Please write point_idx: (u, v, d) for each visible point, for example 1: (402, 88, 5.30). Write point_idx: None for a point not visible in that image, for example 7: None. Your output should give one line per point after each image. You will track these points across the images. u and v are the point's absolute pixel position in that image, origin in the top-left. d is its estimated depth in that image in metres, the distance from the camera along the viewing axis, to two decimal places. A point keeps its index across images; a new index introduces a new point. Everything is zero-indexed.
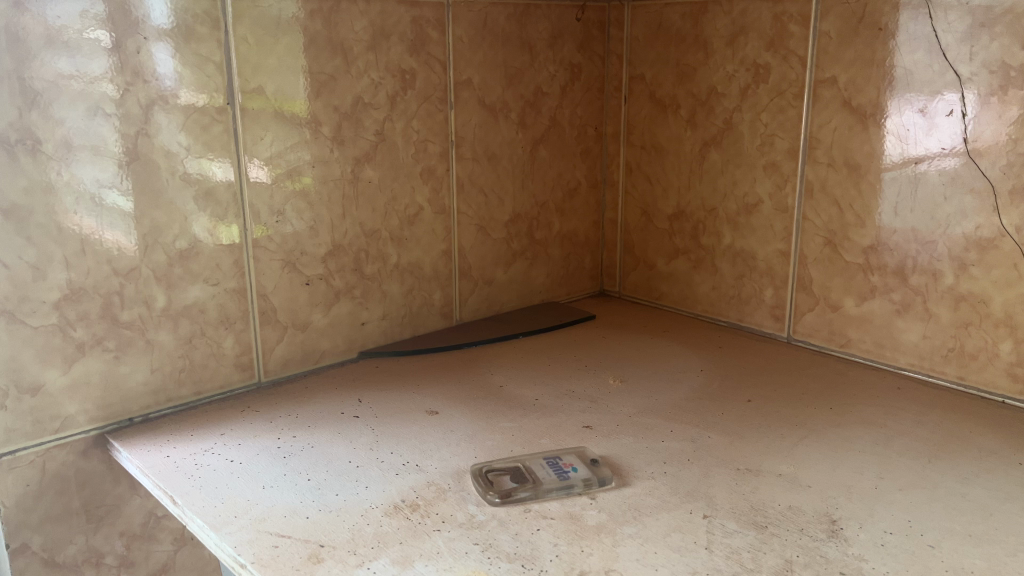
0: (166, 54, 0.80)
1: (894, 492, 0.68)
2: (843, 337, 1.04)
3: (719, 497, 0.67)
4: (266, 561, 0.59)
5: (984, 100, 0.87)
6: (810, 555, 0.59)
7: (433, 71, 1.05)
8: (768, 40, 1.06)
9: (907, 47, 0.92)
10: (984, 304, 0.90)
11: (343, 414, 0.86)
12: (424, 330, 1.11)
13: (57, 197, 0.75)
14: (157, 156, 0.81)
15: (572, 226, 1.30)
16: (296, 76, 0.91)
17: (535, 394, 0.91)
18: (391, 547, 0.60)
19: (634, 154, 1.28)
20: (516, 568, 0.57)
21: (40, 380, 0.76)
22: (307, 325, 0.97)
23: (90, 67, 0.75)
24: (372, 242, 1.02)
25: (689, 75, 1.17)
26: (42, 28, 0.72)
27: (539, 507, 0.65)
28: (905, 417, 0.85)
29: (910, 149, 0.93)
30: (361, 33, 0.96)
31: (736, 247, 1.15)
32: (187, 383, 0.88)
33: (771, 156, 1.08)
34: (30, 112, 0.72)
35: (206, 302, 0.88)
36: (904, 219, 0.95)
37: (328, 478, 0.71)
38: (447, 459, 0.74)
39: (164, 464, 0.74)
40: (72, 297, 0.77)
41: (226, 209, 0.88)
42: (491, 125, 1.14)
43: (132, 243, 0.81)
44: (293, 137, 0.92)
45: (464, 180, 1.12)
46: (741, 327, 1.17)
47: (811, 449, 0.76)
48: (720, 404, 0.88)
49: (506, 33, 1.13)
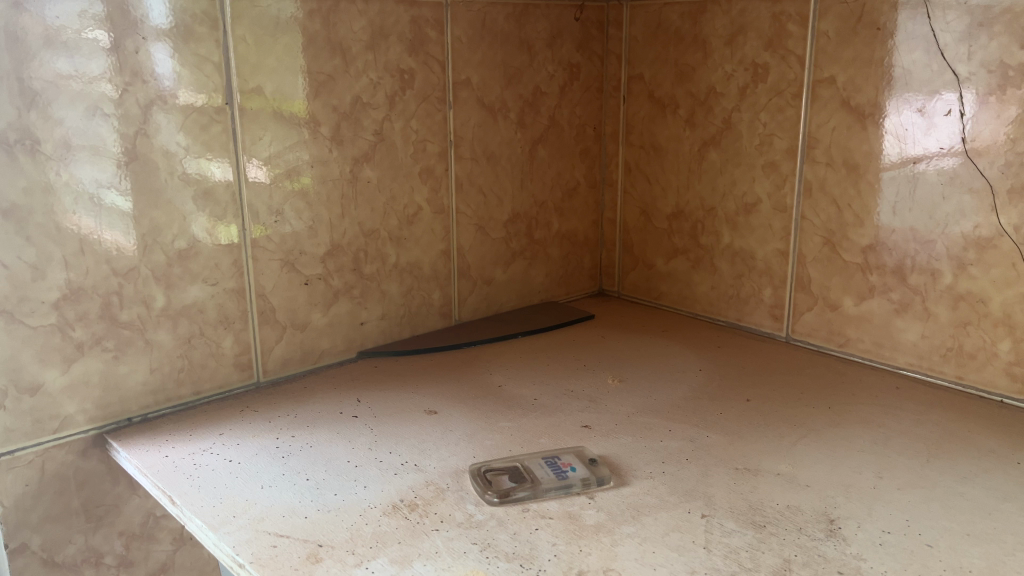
0: (165, 54, 0.80)
1: (892, 491, 0.68)
2: (841, 337, 1.04)
3: (718, 496, 0.67)
4: (264, 560, 0.59)
5: (982, 100, 0.87)
6: (809, 554, 0.59)
7: (431, 71, 1.05)
8: (766, 39, 1.06)
9: (906, 46, 0.92)
10: (982, 303, 0.90)
11: (342, 413, 0.86)
12: (423, 329, 1.11)
13: (56, 197, 0.75)
14: (156, 156, 0.81)
15: (571, 226, 1.30)
16: (295, 76, 0.91)
17: (534, 394, 0.91)
18: (390, 547, 0.60)
19: (633, 153, 1.28)
20: (515, 567, 0.57)
21: (39, 380, 0.76)
22: (306, 324, 0.97)
23: (89, 67, 0.75)
24: (371, 241, 1.02)
25: (687, 75, 1.17)
26: (41, 29, 0.72)
27: (538, 507, 0.65)
28: (904, 416, 0.85)
29: (909, 149, 0.93)
30: (360, 33, 0.96)
31: (735, 246, 1.15)
32: (186, 383, 0.88)
33: (770, 156, 1.08)
34: (28, 112, 0.72)
35: (205, 301, 0.88)
36: (903, 218, 0.95)
37: (326, 477, 0.71)
38: (446, 458, 0.74)
39: (163, 463, 0.74)
40: (72, 297, 0.77)
41: (225, 209, 0.88)
42: (490, 124, 1.14)
43: (131, 243, 0.81)
44: (292, 137, 0.92)
45: (463, 180, 1.12)
46: (740, 326, 1.17)
47: (810, 449, 0.76)
48: (719, 404, 0.88)
49: (505, 33, 1.13)
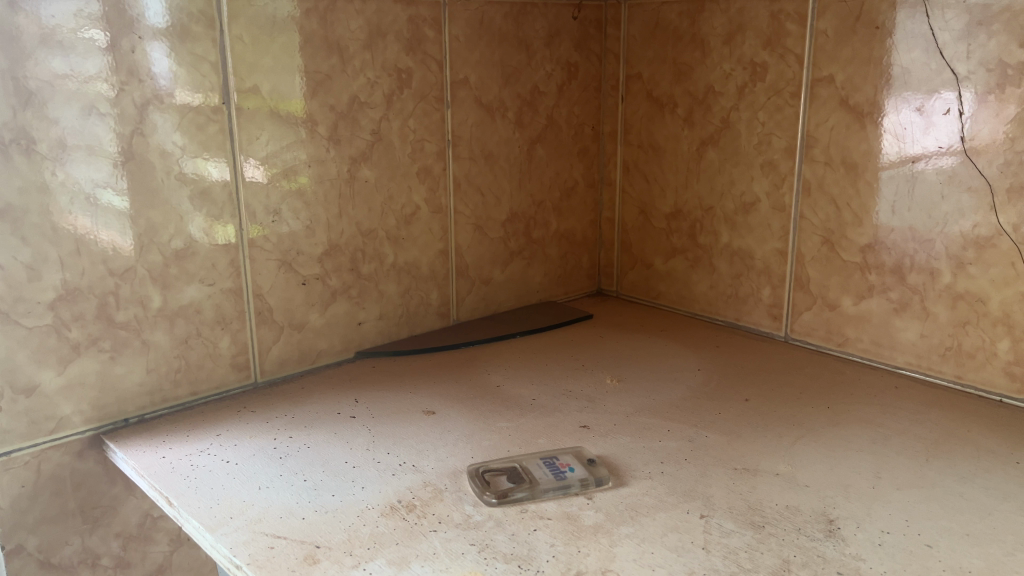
0: (161, 54, 0.80)
1: (891, 491, 0.68)
2: (840, 336, 1.04)
3: (716, 497, 0.67)
4: (261, 562, 0.58)
5: (981, 99, 0.86)
6: (807, 555, 0.59)
7: (429, 70, 1.04)
8: (765, 38, 1.06)
9: (905, 45, 0.92)
10: (981, 303, 0.90)
11: (340, 414, 0.85)
12: (421, 330, 1.11)
13: (51, 197, 0.75)
14: (152, 156, 0.81)
15: (569, 225, 1.30)
16: (292, 76, 0.91)
17: (533, 394, 0.91)
18: (388, 548, 0.60)
19: (631, 153, 1.28)
20: (512, 568, 0.57)
21: (35, 381, 0.76)
22: (304, 325, 0.97)
23: (84, 67, 0.75)
24: (368, 241, 1.02)
25: (686, 74, 1.17)
26: (37, 28, 0.72)
27: (536, 508, 0.65)
28: (902, 416, 0.85)
29: (907, 148, 0.93)
30: (357, 32, 0.96)
31: (733, 246, 1.15)
32: (183, 383, 0.87)
33: (769, 155, 1.08)
34: (24, 112, 0.72)
35: (202, 302, 0.87)
36: (901, 218, 0.95)
37: (324, 478, 0.71)
38: (444, 459, 0.74)
39: (159, 464, 0.74)
40: (68, 297, 0.77)
41: (222, 209, 0.87)
42: (487, 123, 1.14)
43: (127, 243, 0.80)
44: (288, 137, 0.92)
45: (461, 180, 1.12)
46: (738, 326, 1.16)
47: (809, 449, 0.76)
48: (717, 403, 0.88)
49: (502, 32, 1.13)
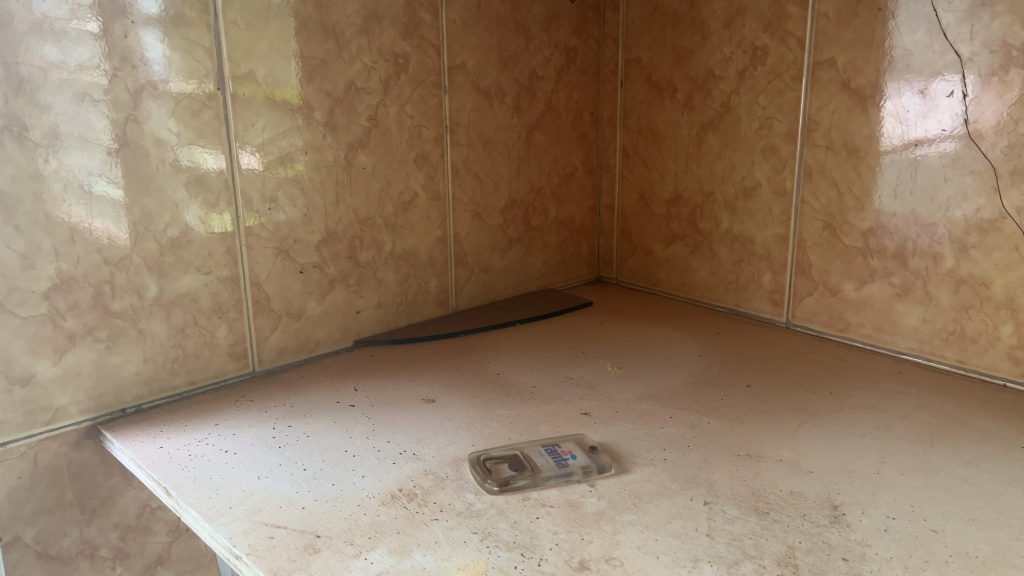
0: (155, 39, 0.79)
1: (897, 477, 0.68)
2: (842, 321, 1.03)
3: (719, 483, 0.66)
4: (261, 551, 0.58)
5: (984, 81, 0.85)
6: (812, 541, 0.58)
7: (426, 55, 1.03)
8: (766, 22, 1.05)
9: (907, 26, 0.90)
10: (984, 287, 0.89)
11: (339, 403, 0.85)
12: (420, 319, 1.10)
13: (45, 184, 0.73)
14: (146, 143, 0.80)
15: (568, 211, 1.29)
16: (287, 61, 0.89)
17: (533, 382, 0.90)
18: (389, 538, 0.59)
19: (630, 138, 1.27)
20: (515, 557, 0.56)
21: (31, 371, 0.75)
22: (302, 313, 0.96)
23: (76, 54, 0.74)
24: (366, 228, 1.01)
25: (686, 57, 1.16)
26: (28, 15, 0.70)
27: (538, 496, 0.65)
28: (906, 401, 0.84)
29: (910, 132, 0.92)
30: (353, 17, 0.94)
31: (734, 231, 1.14)
32: (180, 373, 0.87)
33: (770, 139, 1.07)
34: (16, 98, 0.71)
35: (199, 291, 0.86)
36: (904, 202, 0.94)
37: (324, 467, 0.70)
38: (445, 447, 0.73)
39: (156, 455, 0.73)
40: (63, 287, 0.76)
41: (218, 196, 0.86)
42: (486, 109, 1.13)
43: (122, 232, 0.79)
44: (284, 124, 0.90)
45: (459, 166, 1.11)
46: (740, 312, 1.16)
47: (813, 434, 0.76)
48: (720, 389, 0.87)
49: (500, 17, 1.12)
